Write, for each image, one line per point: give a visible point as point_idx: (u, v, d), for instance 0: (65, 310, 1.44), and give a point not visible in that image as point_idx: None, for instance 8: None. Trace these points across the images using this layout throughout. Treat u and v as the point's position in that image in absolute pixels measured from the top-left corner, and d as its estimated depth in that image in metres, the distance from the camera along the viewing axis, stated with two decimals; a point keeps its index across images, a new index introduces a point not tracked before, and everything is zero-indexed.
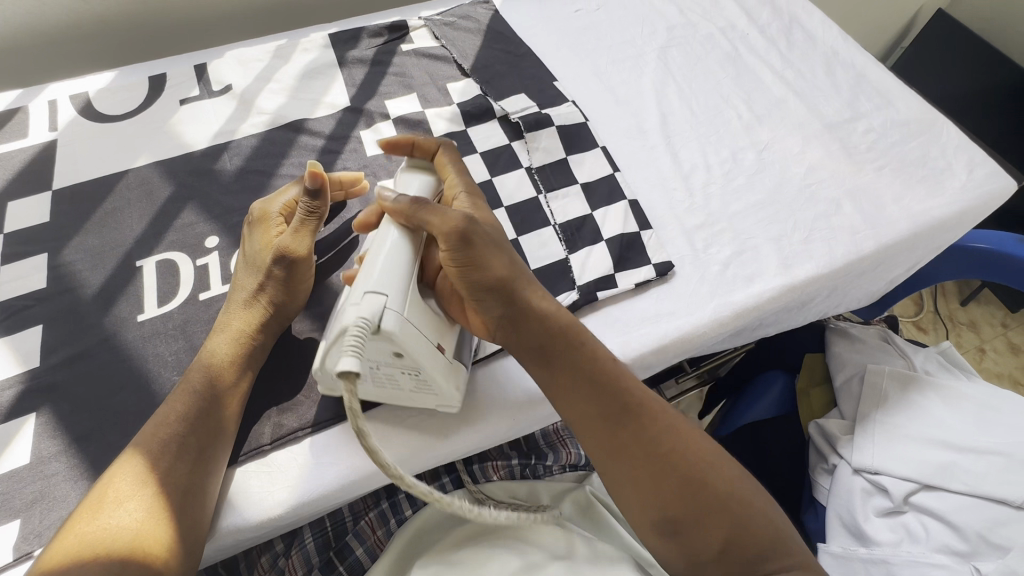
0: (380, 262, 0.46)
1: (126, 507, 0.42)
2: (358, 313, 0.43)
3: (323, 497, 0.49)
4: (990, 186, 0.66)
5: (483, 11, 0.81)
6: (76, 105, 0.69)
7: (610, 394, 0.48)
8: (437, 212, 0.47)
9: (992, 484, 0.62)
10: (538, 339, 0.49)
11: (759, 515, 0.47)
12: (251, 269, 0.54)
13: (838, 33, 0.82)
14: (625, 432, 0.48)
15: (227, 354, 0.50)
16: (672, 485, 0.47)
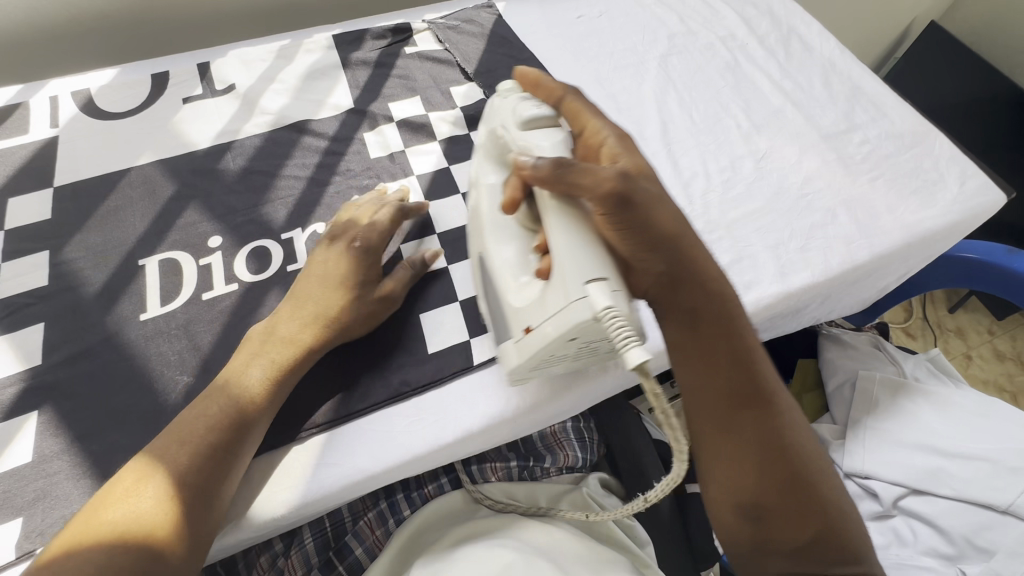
0: (569, 250, 0.43)
1: (144, 496, 0.42)
2: (593, 301, 0.40)
3: (325, 498, 0.49)
4: (980, 198, 0.68)
5: (487, 15, 0.82)
6: (78, 102, 0.69)
7: (746, 370, 0.46)
8: (587, 173, 0.44)
9: (979, 489, 0.64)
10: (682, 302, 0.47)
11: (850, 535, 0.45)
12: (353, 292, 0.53)
13: (834, 45, 0.83)
14: (748, 412, 0.46)
15: (279, 367, 0.50)
16: (774, 475, 0.45)
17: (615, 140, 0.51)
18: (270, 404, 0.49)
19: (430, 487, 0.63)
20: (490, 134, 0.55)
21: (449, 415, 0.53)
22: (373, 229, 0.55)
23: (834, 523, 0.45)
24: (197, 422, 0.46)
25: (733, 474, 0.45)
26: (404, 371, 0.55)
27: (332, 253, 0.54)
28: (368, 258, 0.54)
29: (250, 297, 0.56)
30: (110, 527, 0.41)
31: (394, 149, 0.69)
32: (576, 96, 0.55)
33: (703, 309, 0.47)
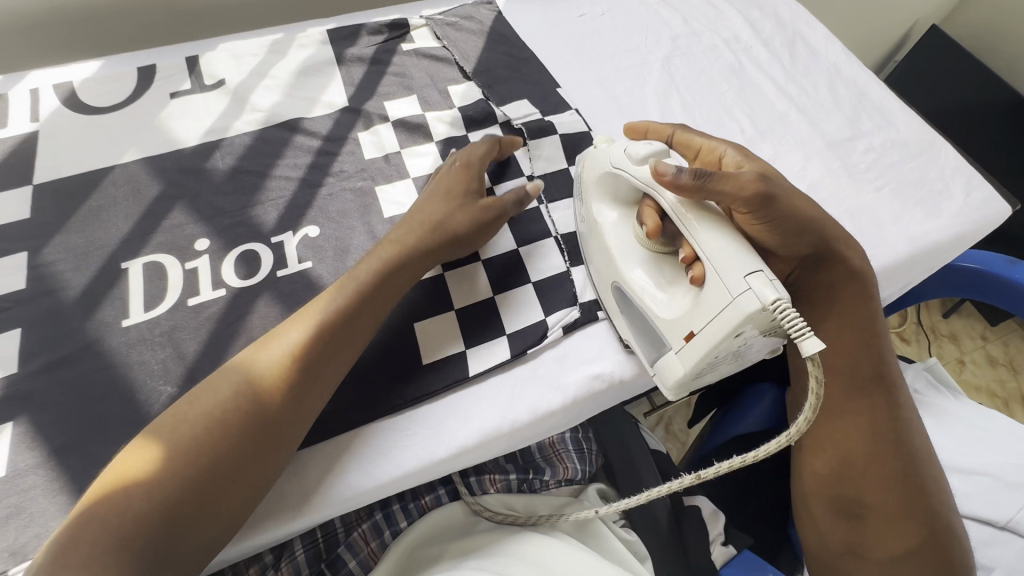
0: (720, 250, 0.44)
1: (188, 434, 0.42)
2: (757, 296, 0.41)
3: (338, 506, 0.47)
4: (986, 209, 0.67)
5: (486, 12, 0.80)
6: (60, 95, 0.66)
7: (872, 365, 0.55)
8: (728, 180, 0.47)
9: (977, 504, 0.64)
10: (840, 302, 0.56)
11: (951, 536, 0.52)
12: (447, 212, 0.56)
13: (839, 49, 0.82)
14: (870, 397, 0.55)
15: (357, 291, 0.50)
16: (879, 471, 0.53)
17: (738, 155, 0.55)
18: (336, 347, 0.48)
19: (428, 498, 0.62)
20: (606, 175, 0.55)
21: (449, 426, 0.51)
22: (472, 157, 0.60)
23: (936, 525, 0.52)
24: (257, 365, 0.45)
25: (840, 464, 0.55)
26: (399, 382, 0.52)
27: (434, 183, 0.59)
28: (472, 173, 0.59)
29: (238, 303, 0.54)
30: (149, 467, 0.40)
31: (389, 150, 0.66)
32: (685, 129, 0.60)
33: (855, 314, 0.56)
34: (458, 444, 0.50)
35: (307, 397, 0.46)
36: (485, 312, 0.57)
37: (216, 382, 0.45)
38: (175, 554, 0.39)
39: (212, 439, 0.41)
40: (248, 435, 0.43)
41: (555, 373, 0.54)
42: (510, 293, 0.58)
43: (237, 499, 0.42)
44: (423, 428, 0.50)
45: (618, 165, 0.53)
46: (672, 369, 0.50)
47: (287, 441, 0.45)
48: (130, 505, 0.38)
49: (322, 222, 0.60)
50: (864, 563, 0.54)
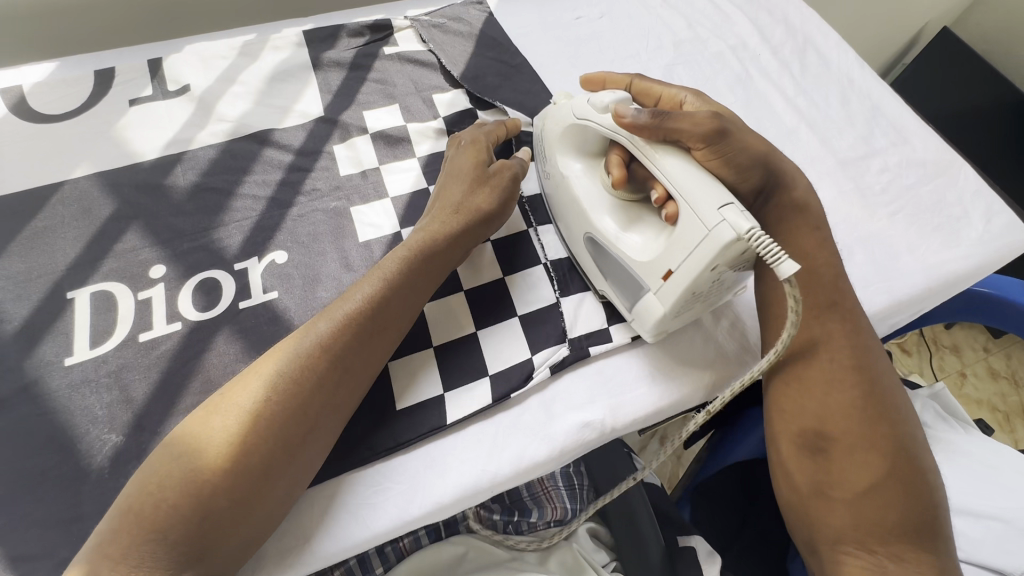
0: (688, 182, 0.44)
1: (217, 427, 0.40)
2: (731, 225, 0.41)
3: (305, 564, 0.43)
4: (1007, 238, 0.62)
5: (476, 13, 0.74)
6: (7, 101, 0.61)
7: (825, 288, 0.51)
8: (684, 117, 0.46)
9: (990, 552, 0.59)
10: (789, 228, 0.52)
11: (923, 471, 0.46)
12: (466, 197, 0.53)
13: (852, 58, 0.77)
14: (828, 323, 0.50)
15: (383, 275, 0.47)
16: (844, 400, 0.47)
17: (690, 95, 0.54)
18: (364, 331, 0.45)
19: (406, 540, 0.57)
20: (570, 126, 0.53)
21: (426, 481, 0.46)
22: (489, 135, 0.59)
23: (906, 458, 0.46)
24: (285, 356, 0.43)
25: (801, 398, 0.48)
26: (369, 433, 0.47)
27: (449, 164, 0.57)
28: (485, 150, 0.57)
29: (195, 338, 0.50)
30: (181, 466, 0.38)
31: (367, 166, 0.61)
32: (640, 76, 0.57)
33: (801, 246, 0.52)
34: (435, 503, 0.45)
35: (343, 381, 0.44)
36: (466, 350, 0.52)
37: (246, 376, 0.43)
38: (224, 543, 0.38)
39: (236, 440, 0.39)
40: (284, 425, 0.40)
41: (541, 420, 0.49)
42: (494, 327, 0.54)
43: (276, 491, 0.40)
44: (399, 485, 0.46)
45: (582, 115, 0.52)
46: (649, 312, 0.48)
47: (312, 441, 0.42)
48: (170, 499, 0.37)
49: (291, 246, 0.55)
50: (834, 508, 0.46)
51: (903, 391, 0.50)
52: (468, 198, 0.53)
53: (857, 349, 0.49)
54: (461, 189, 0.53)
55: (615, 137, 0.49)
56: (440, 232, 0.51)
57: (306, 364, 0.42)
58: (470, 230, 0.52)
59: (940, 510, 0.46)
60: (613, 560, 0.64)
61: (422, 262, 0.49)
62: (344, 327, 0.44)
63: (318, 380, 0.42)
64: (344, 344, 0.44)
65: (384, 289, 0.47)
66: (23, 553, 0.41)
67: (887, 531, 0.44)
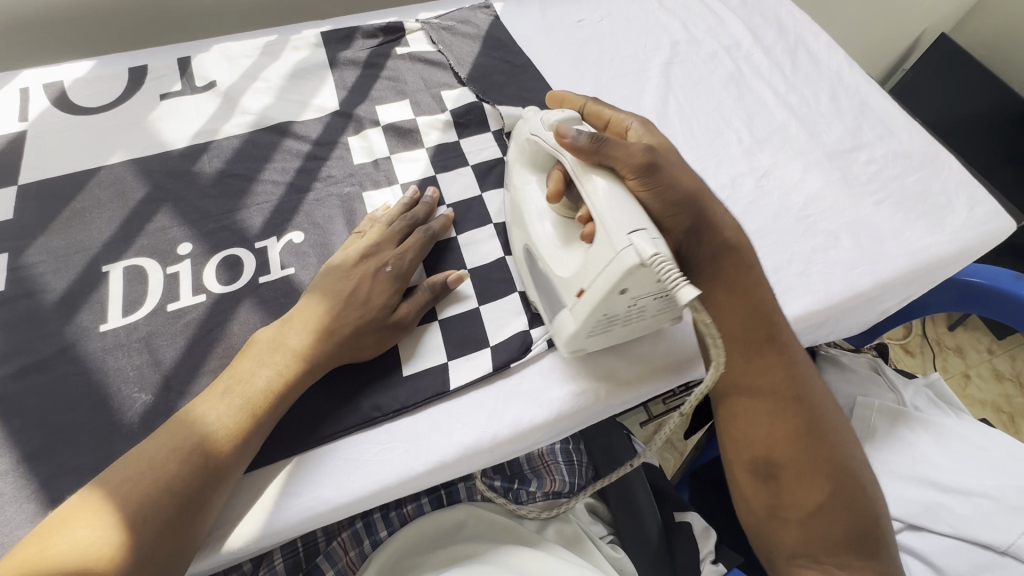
0: (608, 205, 0.46)
1: (97, 529, 0.38)
2: (636, 251, 0.42)
3: (312, 520, 0.46)
4: (989, 225, 0.65)
5: (483, 17, 0.79)
6: (50, 95, 0.66)
7: (763, 326, 0.52)
8: (620, 146, 0.48)
9: (978, 528, 0.60)
10: (729, 273, 0.53)
11: (864, 487, 0.48)
12: (351, 305, 0.51)
13: (842, 58, 0.80)
14: (766, 360, 0.51)
15: (278, 383, 0.47)
16: (788, 428, 0.49)
17: (638, 124, 0.56)
18: (252, 441, 0.45)
19: (410, 507, 0.60)
20: (525, 142, 0.57)
21: (434, 440, 0.49)
22: (406, 252, 0.55)
23: (848, 476, 0.48)
24: (171, 450, 0.42)
25: (748, 428, 0.50)
26: (376, 395, 0.51)
27: (358, 272, 0.53)
28: (397, 282, 0.53)
29: (219, 308, 0.54)
30: (54, 561, 0.37)
31: (378, 155, 0.65)
32: (595, 100, 0.60)
33: (744, 288, 0.52)
34: (444, 461, 0.48)
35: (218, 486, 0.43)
36: (467, 323, 0.55)
37: (133, 462, 0.42)
38: None
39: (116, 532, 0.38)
40: (175, 518, 0.40)
41: (540, 387, 0.53)
42: (495, 302, 0.57)
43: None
44: (406, 447, 0.49)
45: (535, 132, 0.55)
46: (565, 327, 0.50)
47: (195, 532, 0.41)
48: None
49: (308, 227, 0.59)
50: (787, 527, 0.48)
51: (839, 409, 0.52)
52: (359, 341, 0.50)
53: (795, 381, 0.51)
54: (356, 320, 0.50)
55: (559, 155, 0.52)
56: (322, 367, 0.49)
57: (202, 456, 0.42)
58: (356, 341, 0.50)
59: (881, 520, 0.48)
60: (609, 534, 0.66)
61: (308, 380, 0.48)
62: (234, 433, 0.44)
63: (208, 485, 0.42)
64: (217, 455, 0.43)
65: (271, 402, 0.46)
66: (60, 497, 0.44)
67: (834, 546, 0.47)
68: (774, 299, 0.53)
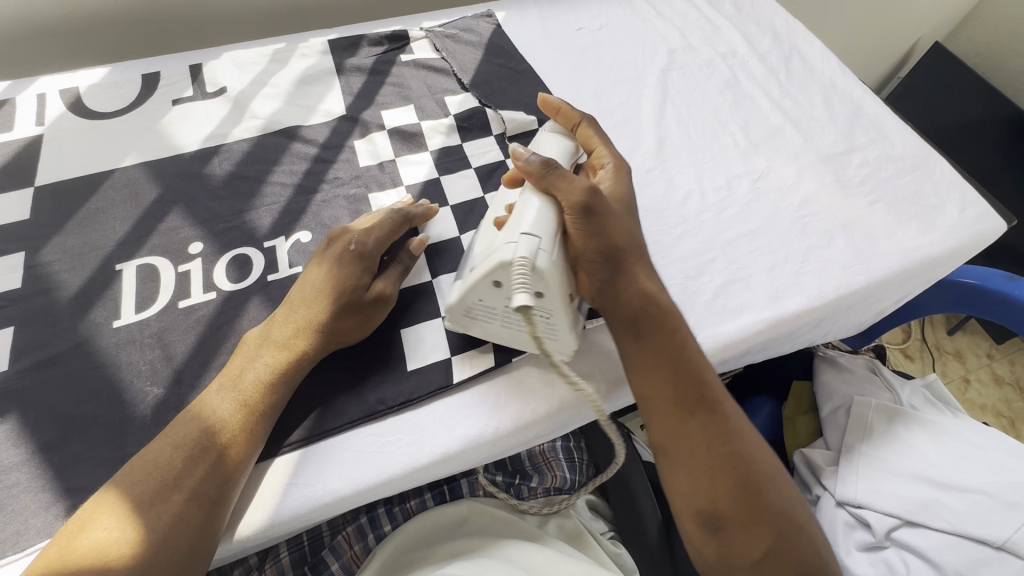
0: (524, 208, 0.50)
1: (120, 527, 0.40)
2: (518, 250, 0.46)
3: (312, 512, 0.47)
4: (980, 226, 0.66)
5: (486, 25, 0.81)
6: (66, 100, 0.68)
7: (693, 382, 0.49)
8: (567, 180, 0.50)
9: (974, 523, 0.60)
10: (649, 329, 0.50)
11: (804, 529, 0.47)
12: (325, 292, 0.52)
13: (836, 65, 0.82)
14: (695, 419, 0.49)
15: (272, 372, 0.48)
16: (728, 481, 0.47)
17: (612, 168, 0.57)
18: (260, 429, 0.47)
19: (413, 502, 0.61)
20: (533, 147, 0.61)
21: (437, 433, 0.50)
22: (372, 231, 0.55)
23: (788, 520, 0.47)
24: (176, 444, 0.44)
25: (687, 487, 0.48)
26: (382, 388, 0.52)
27: (327, 258, 0.54)
28: (369, 262, 0.54)
29: (229, 306, 0.55)
30: (84, 555, 0.39)
31: (384, 158, 0.67)
32: (591, 123, 0.59)
33: (670, 345, 0.50)
34: (447, 456, 0.50)
35: (227, 475, 0.44)
36: None
37: (144, 461, 0.43)
38: None
39: (136, 524, 0.40)
40: (194, 508, 0.42)
41: (538, 380, 0.54)
42: None
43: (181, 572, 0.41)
44: (409, 440, 0.50)
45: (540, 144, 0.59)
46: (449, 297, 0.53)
47: (213, 522, 0.43)
48: None
49: (316, 227, 0.61)
50: None
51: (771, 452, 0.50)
52: (340, 326, 0.51)
53: (727, 436, 0.48)
54: (331, 307, 0.51)
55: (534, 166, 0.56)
56: (310, 357, 0.50)
57: (212, 447, 0.44)
58: (338, 326, 0.51)
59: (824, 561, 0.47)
60: (610, 530, 0.67)
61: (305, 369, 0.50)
62: (243, 419, 0.46)
63: (224, 470, 0.44)
64: (220, 445, 0.44)
65: (271, 390, 0.48)
66: (74, 486, 0.45)
67: None
68: (697, 351, 0.51)
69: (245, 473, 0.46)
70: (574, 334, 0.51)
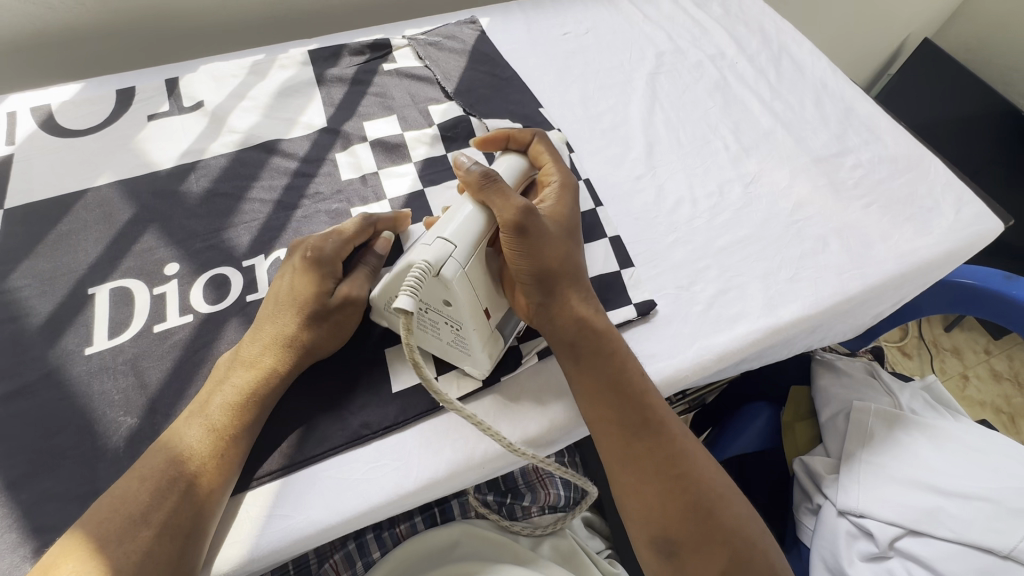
0: (449, 217, 0.49)
1: (84, 567, 0.38)
2: (425, 254, 0.46)
3: (292, 546, 0.44)
4: (976, 227, 0.65)
5: (469, 31, 0.79)
6: (37, 118, 0.66)
7: (634, 405, 0.48)
8: (501, 195, 0.49)
9: (979, 532, 0.58)
10: (590, 352, 0.49)
11: (758, 546, 0.45)
12: (292, 306, 0.50)
13: (826, 65, 0.81)
14: (641, 443, 0.47)
15: (241, 393, 0.47)
16: (677, 505, 0.45)
17: (557, 186, 0.55)
18: (234, 455, 0.45)
19: (403, 526, 0.59)
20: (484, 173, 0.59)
21: (425, 457, 0.49)
22: (332, 237, 0.53)
23: (742, 539, 0.45)
24: (144, 476, 0.42)
25: (640, 512, 0.46)
26: (366, 411, 0.50)
27: (288, 269, 0.53)
28: (333, 268, 0.52)
29: (206, 329, 0.53)
30: None
31: (366, 171, 0.66)
32: (543, 140, 0.58)
33: (608, 369, 0.49)
34: (436, 481, 0.48)
35: (198, 507, 0.42)
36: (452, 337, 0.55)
37: (111, 498, 0.41)
38: None
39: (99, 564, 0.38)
40: (163, 543, 0.40)
41: (529, 399, 0.52)
42: None
43: None
44: (394, 466, 0.48)
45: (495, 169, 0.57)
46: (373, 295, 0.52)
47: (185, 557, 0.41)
48: None
49: None
50: None
51: (725, 473, 0.49)
52: (309, 336, 0.50)
53: (677, 459, 0.47)
54: (295, 320, 0.50)
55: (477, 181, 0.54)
56: (280, 372, 0.49)
57: (181, 478, 0.42)
58: (306, 338, 0.50)
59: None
60: (607, 548, 0.65)
61: (280, 387, 0.48)
62: (214, 446, 0.44)
63: (196, 500, 0.42)
64: (187, 475, 0.42)
65: (242, 413, 0.46)
66: (41, 525, 0.43)
67: None
68: (641, 373, 0.50)
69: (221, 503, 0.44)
70: (486, 351, 0.50)
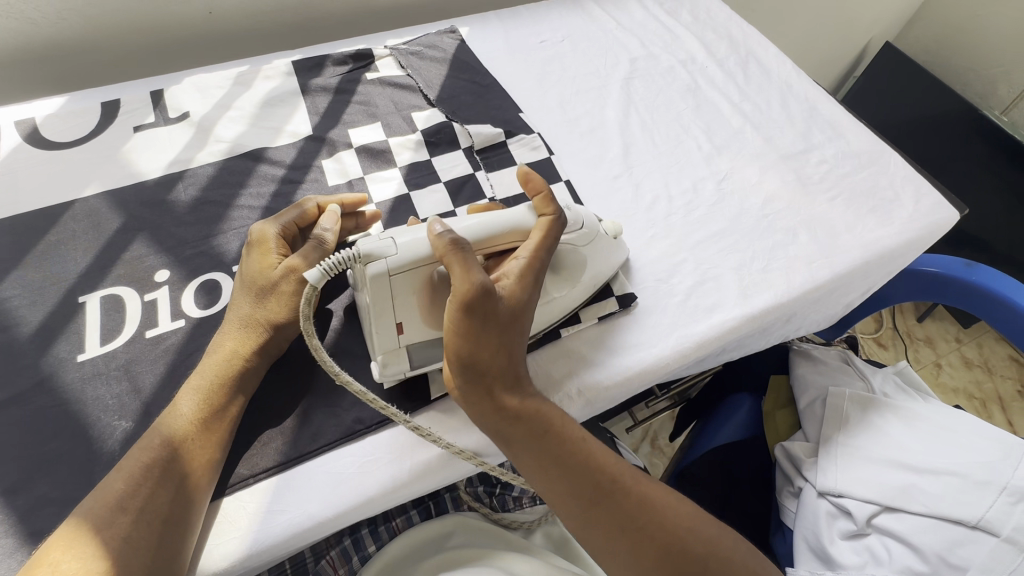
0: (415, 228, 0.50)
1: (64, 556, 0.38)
2: (369, 244, 0.48)
3: (290, 539, 0.46)
4: (934, 217, 0.69)
5: (449, 40, 0.82)
6: (21, 132, 0.67)
7: (585, 474, 0.48)
8: (457, 270, 0.46)
9: (950, 505, 0.61)
10: (532, 436, 0.48)
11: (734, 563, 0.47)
12: (250, 290, 0.52)
13: (790, 67, 0.85)
14: (599, 508, 0.47)
15: (208, 378, 0.48)
16: (651, 555, 0.46)
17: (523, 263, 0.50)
18: (207, 440, 0.46)
19: (398, 520, 0.60)
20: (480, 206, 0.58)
21: (417, 450, 0.50)
22: (280, 221, 0.55)
23: (718, 563, 0.46)
24: (121, 468, 0.43)
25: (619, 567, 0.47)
26: (359, 407, 0.51)
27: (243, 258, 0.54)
28: (279, 246, 0.53)
29: (198, 333, 0.54)
30: None
31: (352, 177, 0.67)
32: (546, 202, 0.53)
33: (552, 447, 0.48)
34: (429, 473, 0.49)
35: (172, 490, 0.43)
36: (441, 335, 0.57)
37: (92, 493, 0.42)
38: None
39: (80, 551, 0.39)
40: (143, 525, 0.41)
41: None
42: None
43: None
44: (389, 459, 0.49)
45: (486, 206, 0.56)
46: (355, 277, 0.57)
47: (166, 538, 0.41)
48: None
49: None
50: None
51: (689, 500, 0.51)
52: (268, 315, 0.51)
53: (641, 511, 0.47)
54: (252, 301, 0.51)
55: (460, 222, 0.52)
56: (242, 352, 0.50)
57: (156, 464, 0.43)
58: (262, 317, 0.51)
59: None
60: None
61: (250, 371, 0.50)
62: (186, 431, 0.45)
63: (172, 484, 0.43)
64: (162, 461, 0.43)
65: (211, 397, 0.47)
66: (38, 530, 0.44)
67: None
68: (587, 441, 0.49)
69: (201, 487, 0.44)
70: (380, 356, 0.51)
